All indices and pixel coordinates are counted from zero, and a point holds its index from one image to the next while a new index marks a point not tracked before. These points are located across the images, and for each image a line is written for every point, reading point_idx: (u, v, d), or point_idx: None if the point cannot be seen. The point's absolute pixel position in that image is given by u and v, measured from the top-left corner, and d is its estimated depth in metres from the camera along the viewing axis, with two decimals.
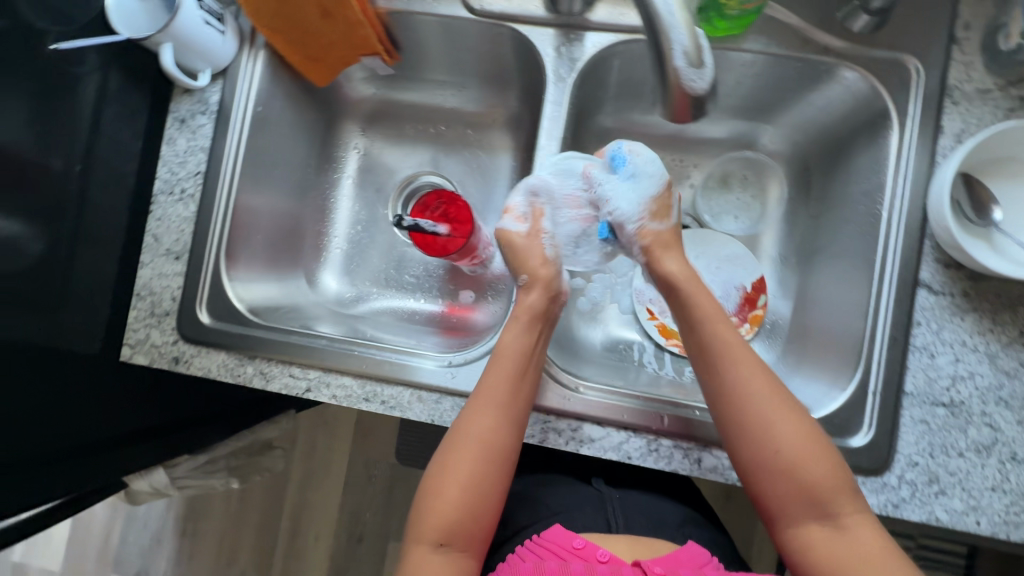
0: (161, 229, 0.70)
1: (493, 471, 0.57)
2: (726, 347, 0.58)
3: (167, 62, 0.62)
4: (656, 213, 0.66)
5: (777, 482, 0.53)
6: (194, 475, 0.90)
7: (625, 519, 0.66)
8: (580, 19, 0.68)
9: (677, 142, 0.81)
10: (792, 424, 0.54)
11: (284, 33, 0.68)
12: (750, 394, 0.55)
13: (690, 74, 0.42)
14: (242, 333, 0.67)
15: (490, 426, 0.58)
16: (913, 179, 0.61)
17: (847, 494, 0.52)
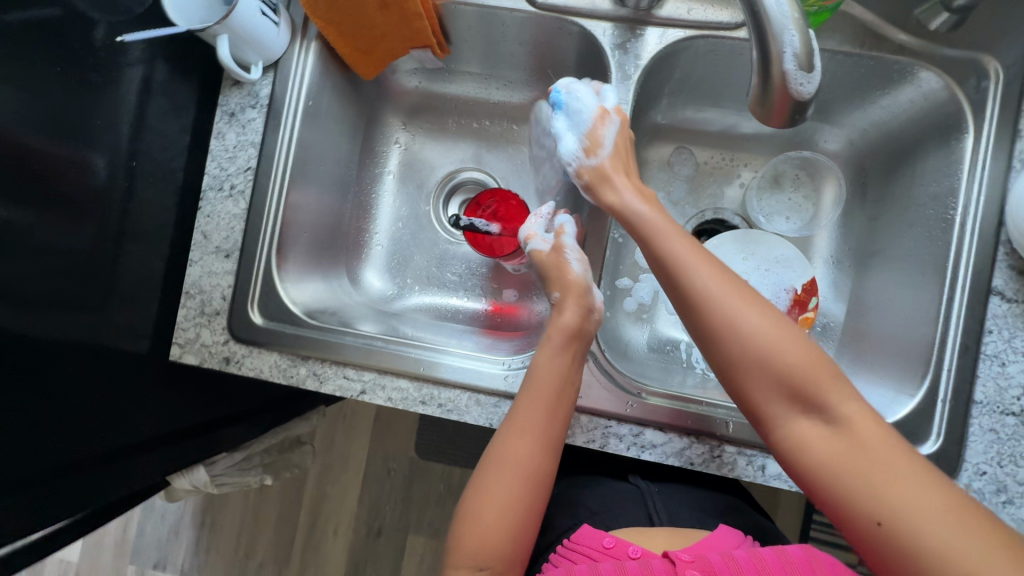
0: (210, 226, 0.67)
1: (528, 492, 0.56)
2: (680, 260, 0.53)
3: (223, 55, 0.60)
4: (591, 148, 0.64)
5: (759, 384, 0.48)
6: (231, 472, 0.88)
7: (667, 514, 0.65)
8: (645, 14, 0.66)
9: (726, 139, 0.81)
10: (782, 354, 0.47)
11: (339, 25, 0.65)
12: (707, 297, 0.50)
13: (798, 78, 0.40)
14: (296, 334, 0.66)
15: (526, 447, 0.57)
16: (989, 183, 0.59)
17: (833, 377, 0.46)
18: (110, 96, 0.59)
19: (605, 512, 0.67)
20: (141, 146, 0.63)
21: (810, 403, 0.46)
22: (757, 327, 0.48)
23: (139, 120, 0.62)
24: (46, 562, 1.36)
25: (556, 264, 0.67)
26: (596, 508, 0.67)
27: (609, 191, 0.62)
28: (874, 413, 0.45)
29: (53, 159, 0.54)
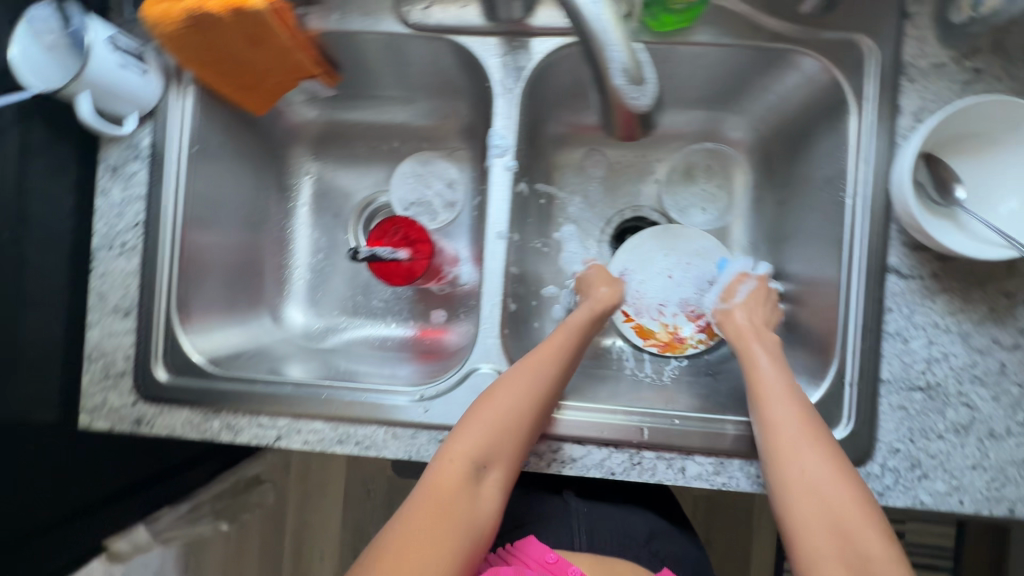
0: (106, 286, 0.67)
1: (532, 413, 0.58)
2: (761, 391, 0.57)
3: (85, 112, 0.58)
4: (726, 295, 0.69)
5: (806, 516, 0.50)
6: (178, 525, 0.85)
7: (590, 538, 0.66)
8: (521, 24, 0.64)
9: (638, 138, 0.79)
10: (803, 437, 0.53)
11: (213, 66, 0.62)
12: (779, 427, 0.54)
13: (633, 91, 0.40)
14: (204, 387, 0.65)
15: (545, 373, 0.60)
16: (875, 161, 0.59)
17: (865, 534, 0.48)
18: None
19: (533, 525, 0.68)
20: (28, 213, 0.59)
21: (809, 447, 0.53)
22: (782, 391, 0.57)
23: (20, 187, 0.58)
24: None
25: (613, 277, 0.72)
26: (524, 521, 0.69)
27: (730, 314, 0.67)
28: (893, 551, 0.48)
29: None
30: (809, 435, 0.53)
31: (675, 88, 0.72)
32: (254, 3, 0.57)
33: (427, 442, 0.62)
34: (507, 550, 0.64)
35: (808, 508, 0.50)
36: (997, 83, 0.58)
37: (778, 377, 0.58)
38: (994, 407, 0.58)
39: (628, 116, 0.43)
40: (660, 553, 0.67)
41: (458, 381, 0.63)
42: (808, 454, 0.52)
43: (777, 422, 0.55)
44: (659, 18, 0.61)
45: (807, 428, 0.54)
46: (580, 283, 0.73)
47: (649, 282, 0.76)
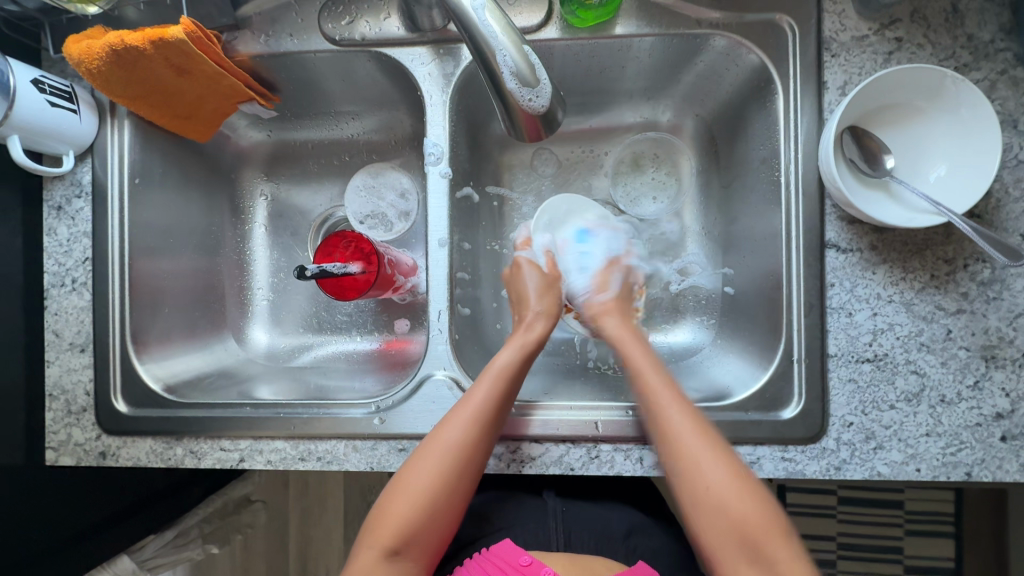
0: (60, 324, 0.68)
1: (460, 466, 0.54)
2: (651, 395, 0.54)
3: (17, 155, 0.58)
4: (599, 289, 0.66)
5: (714, 528, 0.47)
6: (163, 553, 0.79)
7: (566, 538, 0.62)
8: (445, 31, 0.65)
9: (585, 133, 0.79)
10: (693, 438, 0.50)
11: (143, 98, 0.64)
12: (671, 430, 0.51)
13: (525, 90, 0.43)
14: (165, 415, 0.66)
15: (466, 429, 0.55)
16: (804, 141, 0.60)
17: (778, 538, 0.46)
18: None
19: (508, 528, 0.63)
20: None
21: (702, 452, 0.49)
22: (668, 391, 0.54)
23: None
24: None
25: (543, 283, 0.66)
26: (499, 524, 0.64)
27: (607, 320, 0.63)
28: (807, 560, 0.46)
29: None
30: (704, 440, 0.50)
31: (611, 81, 0.73)
32: (173, 33, 0.59)
33: (387, 452, 0.63)
34: (481, 553, 0.58)
35: (705, 519, 0.48)
36: (919, 51, 0.58)
37: (663, 381, 0.55)
38: (944, 373, 0.58)
39: (531, 118, 0.46)
40: (638, 549, 0.62)
41: (412, 389, 0.64)
42: (703, 461, 0.49)
43: (666, 428, 0.51)
44: (577, 13, 0.62)
45: (698, 430, 0.51)
46: (512, 287, 0.67)
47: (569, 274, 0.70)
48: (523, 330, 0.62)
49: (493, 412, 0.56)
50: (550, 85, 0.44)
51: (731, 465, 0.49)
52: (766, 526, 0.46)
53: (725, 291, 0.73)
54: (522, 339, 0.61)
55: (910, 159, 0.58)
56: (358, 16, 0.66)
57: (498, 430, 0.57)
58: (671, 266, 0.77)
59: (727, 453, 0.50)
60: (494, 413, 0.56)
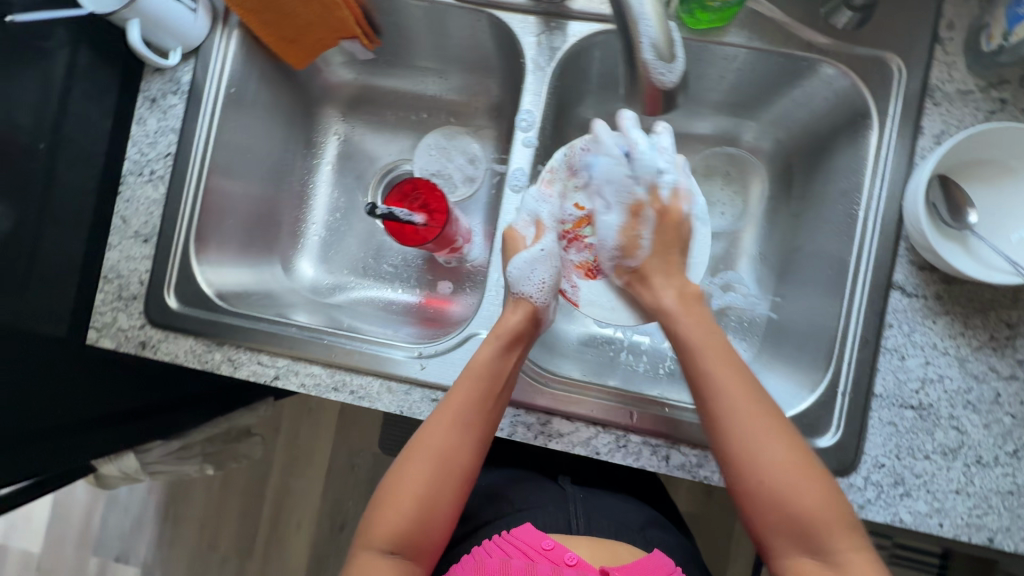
0: (130, 211, 0.68)
1: (466, 445, 0.56)
2: (714, 391, 0.53)
3: (133, 39, 0.59)
4: (629, 248, 0.64)
5: (768, 515, 0.50)
6: (166, 461, 0.88)
7: (588, 521, 0.64)
8: (559, 6, 0.66)
9: None
10: (762, 426, 0.51)
11: (259, 13, 0.66)
12: (728, 418, 0.51)
13: (660, 67, 0.42)
14: (212, 318, 0.66)
15: (464, 407, 0.56)
16: (890, 178, 0.61)
17: (843, 528, 0.48)
18: (29, 79, 0.59)
19: (528, 509, 0.65)
20: (65, 129, 0.63)
21: (779, 459, 0.49)
22: (745, 397, 0.52)
23: (61, 101, 0.63)
24: (9, 553, 1.33)
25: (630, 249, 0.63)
26: (520, 505, 0.65)
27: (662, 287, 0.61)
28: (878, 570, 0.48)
29: None
30: (785, 457, 0.50)
31: (703, 89, 0.74)
32: None
33: (420, 399, 0.63)
34: (500, 536, 0.60)
35: (769, 516, 0.49)
36: (1022, 116, 0.59)
37: (788, 452, 0.50)
38: (985, 435, 0.58)
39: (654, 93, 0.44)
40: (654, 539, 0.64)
41: (455, 342, 0.65)
42: (810, 528, 0.48)
43: (772, 495, 0.49)
44: (695, 14, 0.63)
45: (781, 439, 0.50)
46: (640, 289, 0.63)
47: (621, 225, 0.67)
48: (526, 298, 0.63)
49: (469, 407, 0.56)
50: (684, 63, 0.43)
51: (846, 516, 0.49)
52: (828, 518, 0.48)
53: (769, 315, 0.74)
54: (500, 333, 0.60)
55: (992, 217, 0.58)
56: None
57: (494, 421, 0.58)
58: (715, 280, 0.78)
59: (794, 451, 0.50)
60: (463, 436, 0.56)
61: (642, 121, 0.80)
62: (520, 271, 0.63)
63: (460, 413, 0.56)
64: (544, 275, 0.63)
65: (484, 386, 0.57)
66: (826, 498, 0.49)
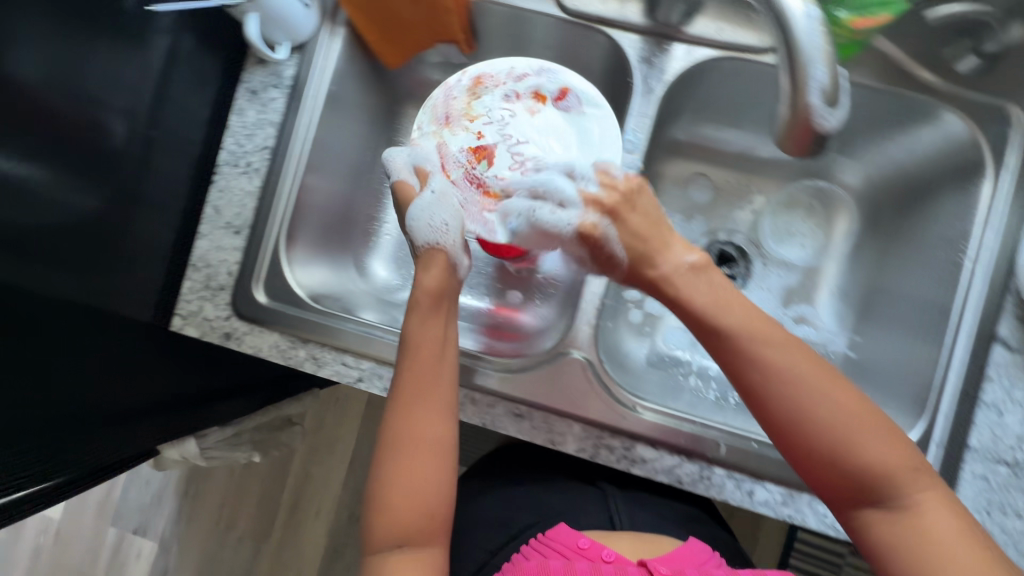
0: (222, 201, 0.67)
1: (432, 404, 0.54)
2: (749, 338, 0.49)
3: (251, 33, 0.60)
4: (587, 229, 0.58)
5: (828, 472, 0.47)
6: (221, 446, 0.89)
7: (631, 519, 0.67)
8: (675, 30, 0.64)
9: (745, 162, 0.81)
10: (816, 375, 0.48)
11: (365, 11, 0.67)
12: (778, 370, 0.48)
13: (821, 111, 0.41)
14: (298, 315, 0.66)
15: (423, 367, 0.55)
16: (1004, 228, 0.62)
17: (914, 470, 0.46)
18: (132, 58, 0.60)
19: (568, 514, 0.68)
20: (160, 112, 0.64)
21: (841, 421, 0.46)
22: (785, 352, 0.48)
23: (159, 87, 0.63)
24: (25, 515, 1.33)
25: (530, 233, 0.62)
26: (557, 509, 0.69)
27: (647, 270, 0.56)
28: (954, 508, 0.45)
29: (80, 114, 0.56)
30: (845, 408, 0.47)
31: None
32: None
33: (503, 413, 0.63)
34: (539, 540, 0.62)
35: (840, 476, 0.47)
36: None
37: (847, 405, 0.47)
38: None
39: (806, 131, 0.43)
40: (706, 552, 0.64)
41: (545, 363, 0.63)
42: (877, 487, 0.46)
43: (833, 460, 0.47)
44: None
45: (833, 386, 0.47)
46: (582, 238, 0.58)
47: (539, 123, 0.67)
48: (440, 247, 0.60)
49: (422, 371, 0.55)
50: (846, 110, 0.42)
51: (913, 462, 0.46)
52: (900, 464, 0.45)
53: (848, 354, 0.73)
54: (423, 299, 0.57)
55: None
56: None
57: (452, 381, 0.56)
58: (788, 311, 0.78)
59: (853, 401, 0.47)
60: (427, 401, 0.54)
61: (729, 144, 0.80)
62: (418, 219, 0.60)
63: (426, 377, 0.55)
64: (447, 218, 0.60)
65: (426, 349, 0.56)
66: (885, 447, 0.46)
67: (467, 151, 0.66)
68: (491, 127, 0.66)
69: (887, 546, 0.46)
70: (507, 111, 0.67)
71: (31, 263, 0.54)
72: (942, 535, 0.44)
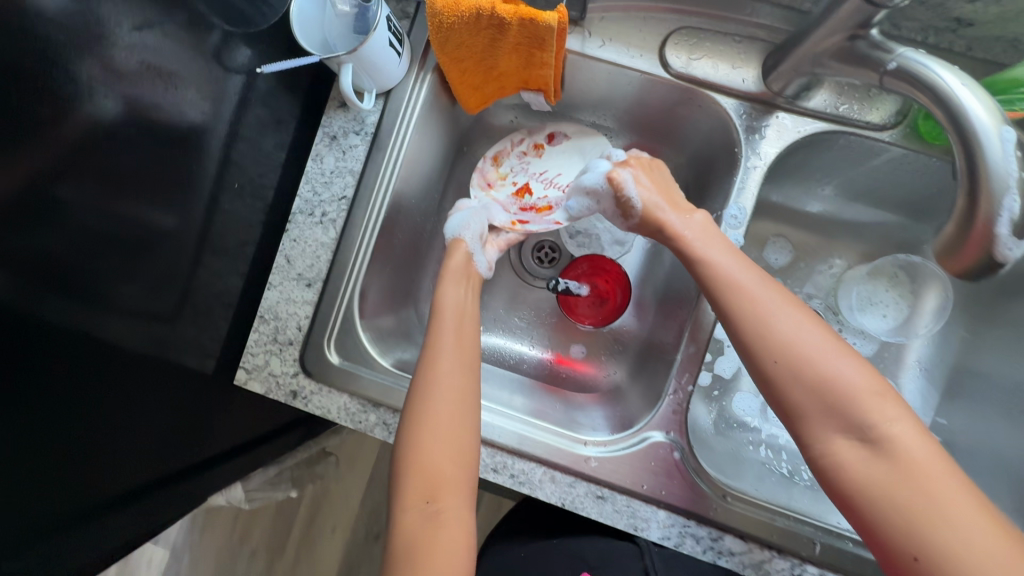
0: (294, 250, 0.64)
1: (447, 359, 0.56)
2: (726, 279, 0.52)
3: (344, 84, 0.56)
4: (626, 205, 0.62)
5: (815, 414, 0.45)
6: (264, 488, 0.89)
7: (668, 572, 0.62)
8: (787, 101, 0.61)
9: (824, 225, 0.79)
10: (790, 315, 0.49)
11: (461, 62, 0.61)
12: (760, 301, 0.50)
13: (1006, 243, 0.40)
14: (370, 377, 0.63)
15: (445, 324, 0.59)
16: None
17: (896, 416, 0.44)
18: (204, 93, 0.57)
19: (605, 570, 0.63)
20: (233, 154, 0.63)
21: (817, 350, 0.46)
22: (765, 289, 0.51)
23: (233, 127, 0.62)
24: None
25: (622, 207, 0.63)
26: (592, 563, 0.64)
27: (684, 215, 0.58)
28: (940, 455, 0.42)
29: (163, 160, 0.54)
30: (817, 344, 0.47)
31: (896, 192, 0.70)
32: (546, 18, 0.54)
33: (585, 494, 0.60)
34: None
35: (825, 421, 0.45)
36: None
37: (817, 343, 0.47)
38: None
39: (977, 256, 0.42)
40: None
41: (631, 446, 0.61)
42: (845, 410, 0.44)
43: (801, 380, 0.46)
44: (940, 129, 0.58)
45: (810, 328, 0.48)
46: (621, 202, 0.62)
47: (551, 161, 0.75)
48: (461, 238, 0.66)
49: (444, 330, 0.59)
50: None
51: (877, 388, 0.45)
52: (878, 406, 0.44)
53: None
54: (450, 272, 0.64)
55: None
56: (704, 51, 0.61)
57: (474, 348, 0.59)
58: None
59: (828, 337, 0.47)
60: (456, 361, 0.57)
61: (807, 209, 0.78)
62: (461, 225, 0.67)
63: (444, 336, 0.58)
64: (481, 225, 0.68)
65: (449, 317, 0.60)
66: (857, 373, 0.45)
67: (510, 201, 0.74)
68: (518, 174, 0.75)
69: (878, 502, 0.42)
70: (524, 161, 0.76)
71: (108, 314, 0.53)
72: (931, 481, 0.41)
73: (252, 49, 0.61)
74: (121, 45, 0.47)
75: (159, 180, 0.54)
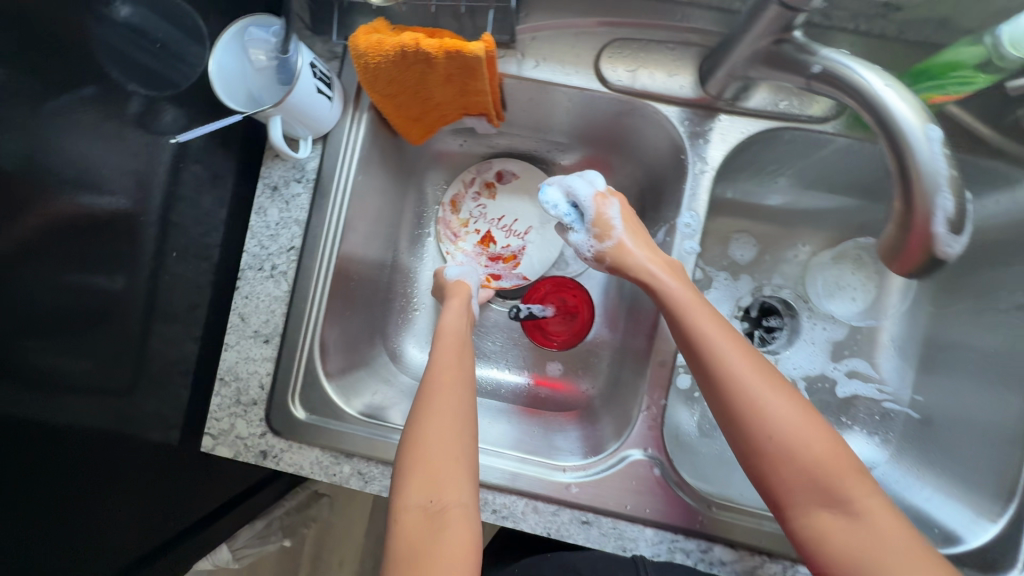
0: (247, 307, 0.62)
1: (457, 386, 0.55)
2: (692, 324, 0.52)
3: (274, 137, 0.54)
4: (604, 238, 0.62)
5: (780, 470, 0.46)
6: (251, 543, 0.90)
7: None
8: (727, 104, 0.60)
9: (781, 216, 0.79)
10: (749, 367, 0.49)
11: (396, 98, 0.60)
12: (724, 353, 0.50)
13: (946, 239, 0.40)
14: (339, 428, 0.62)
15: (449, 357, 0.58)
16: None
17: (854, 474, 0.45)
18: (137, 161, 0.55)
19: None
20: (173, 217, 0.61)
21: (777, 400, 0.47)
22: (725, 334, 0.51)
23: (170, 190, 0.60)
24: None
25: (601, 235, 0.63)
26: None
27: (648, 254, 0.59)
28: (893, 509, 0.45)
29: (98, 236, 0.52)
30: (778, 397, 0.47)
31: (849, 177, 0.70)
32: (472, 49, 0.54)
33: (570, 520, 0.59)
34: None
35: (789, 474, 0.46)
36: None
37: (780, 396, 0.48)
38: None
39: (922, 251, 0.42)
40: None
41: (611, 467, 0.60)
42: (809, 473, 0.46)
43: (764, 445, 0.47)
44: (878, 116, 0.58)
45: (770, 379, 0.49)
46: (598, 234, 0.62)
47: (505, 202, 0.80)
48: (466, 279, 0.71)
49: (446, 359, 0.58)
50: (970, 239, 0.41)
51: (834, 443, 0.47)
52: (837, 461, 0.46)
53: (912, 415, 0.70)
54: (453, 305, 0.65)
55: None
56: (637, 61, 0.61)
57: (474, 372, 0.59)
58: (839, 367, 0.75)
59: (790, 390, 0.48)
60: (455, 376, 0.57)
61: (765, 201, 0.77)
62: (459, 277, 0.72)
63: (447, 359, 0.58)
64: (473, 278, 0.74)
65: (449, 342, 0.60)
66: (819, 434, 0.47)
67: (478, 251, 0.80)
68: (477, 219, 0.80)
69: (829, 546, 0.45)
70: (480, 204, 0.80)
71: (63, 402, 0.51)
72: (883, 528, 0.44)
73: (179, 110, 0.59)
74: (38, 130, 0.45)
75: (99, 259, 0.53)
